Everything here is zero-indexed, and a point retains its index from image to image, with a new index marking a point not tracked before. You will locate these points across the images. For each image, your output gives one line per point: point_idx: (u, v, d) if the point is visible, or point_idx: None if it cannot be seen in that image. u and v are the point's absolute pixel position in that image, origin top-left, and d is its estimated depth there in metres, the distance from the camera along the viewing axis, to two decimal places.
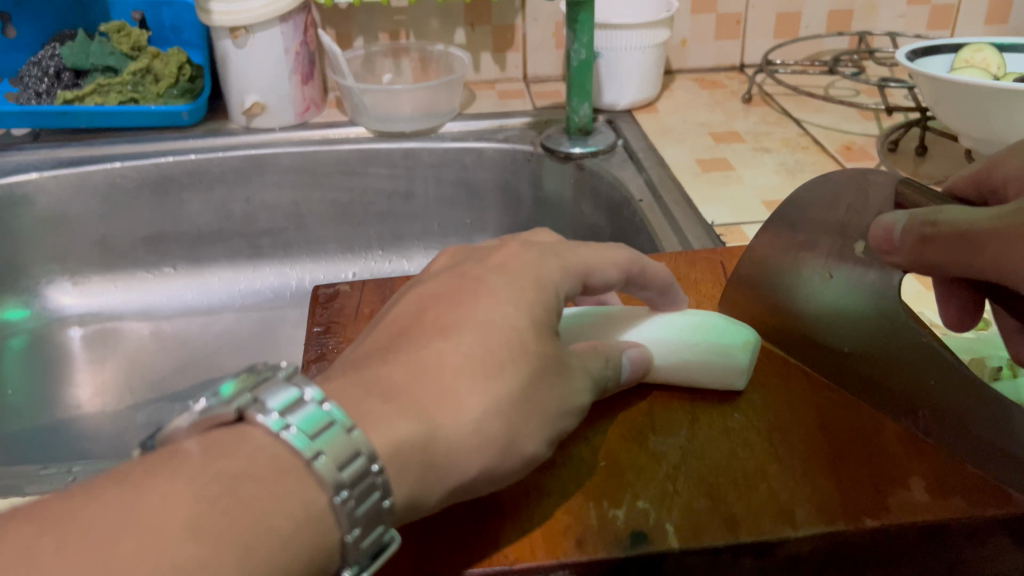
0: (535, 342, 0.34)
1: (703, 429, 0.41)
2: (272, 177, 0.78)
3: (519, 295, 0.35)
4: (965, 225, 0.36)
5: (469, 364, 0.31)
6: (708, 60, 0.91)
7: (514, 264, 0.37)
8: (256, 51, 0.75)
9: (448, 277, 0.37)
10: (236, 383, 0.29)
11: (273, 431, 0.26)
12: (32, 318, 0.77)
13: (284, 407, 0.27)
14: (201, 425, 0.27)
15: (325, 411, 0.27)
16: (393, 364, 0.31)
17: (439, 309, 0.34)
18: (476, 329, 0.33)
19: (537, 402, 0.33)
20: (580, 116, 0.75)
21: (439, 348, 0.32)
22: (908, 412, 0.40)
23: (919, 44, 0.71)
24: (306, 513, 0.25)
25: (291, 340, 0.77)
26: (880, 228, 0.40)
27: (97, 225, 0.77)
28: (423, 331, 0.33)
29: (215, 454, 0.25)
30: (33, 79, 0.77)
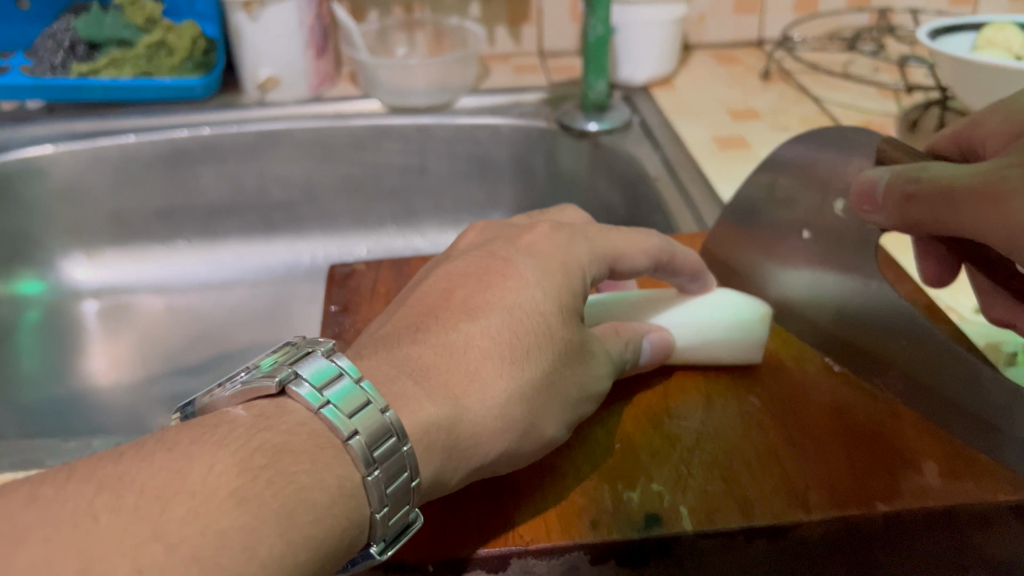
0: (561, 328, 0.36)
1: (718, 412, 0.41)
2: (285, 151, 0.77)
3: (548, 278, 0.37)
4: (942, 181, 0.38)
5: (495, 349, 0.34)
6: (726, 34, 0.90)
7: (543, 245, 0.39)
8: (269, 25, 0.75)
9: (477, 255, 0.39)
10: (275, 358, 0.32)
11: (311, 404, 0.29)
12: (47, 291, 0.77)
13: (322, 383, 0.30)
14: (244, 396, 0.30)
15: (360, 390, 0.30)
16: (422, 345, 0.34)
17: (469, 289, 0.37)
18: (503, 312, 0.35)
19: (559, 386, 0.36)
20: (595, 92, 0.75)
21: (466, 331, 0.34)
22: (880, 370, 0.42)
23: (941, 22, 0.70)
24: (341, 487, 0.28)
25: (303, 315, 0.78)
26: (864, 183, 0.44)
27: (111, 199, 0.77)
28: (453, 310, 0.35)
29: (259, 427, 0.28)
30: (48, 52, 0.77)
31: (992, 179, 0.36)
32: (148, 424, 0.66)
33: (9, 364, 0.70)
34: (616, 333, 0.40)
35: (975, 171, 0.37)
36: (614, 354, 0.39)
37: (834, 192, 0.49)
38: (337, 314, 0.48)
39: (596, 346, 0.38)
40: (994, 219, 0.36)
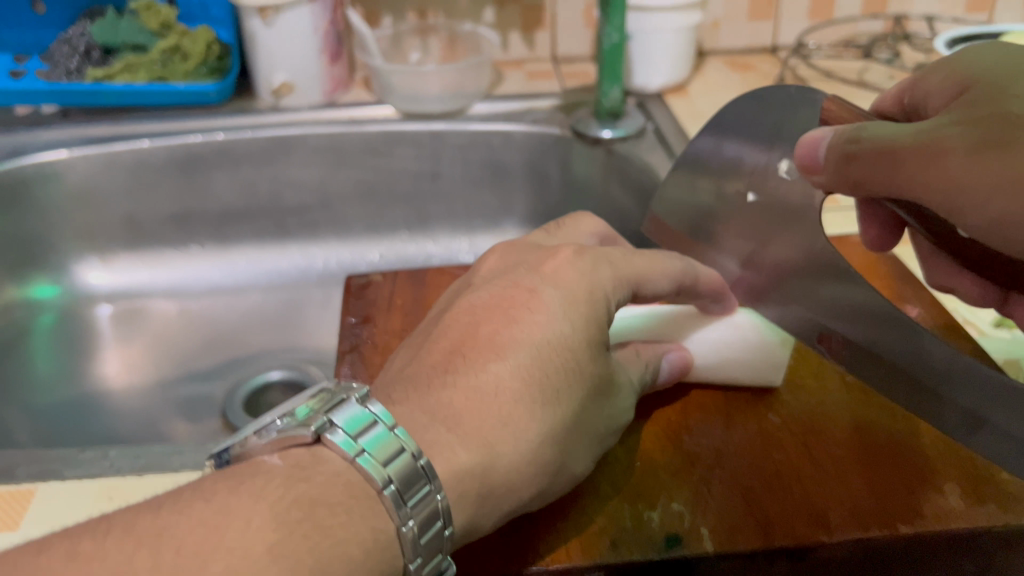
0: (588, 364, 0.37)
1: (738, 429, 0.42)
2: (300, 156, 0.78)
3: (573, 309, 0.37)
4: (888, 143, 0.39)
5: (525, 390, 0.35)
6: (740, 41, 0.90)
7: (566, 273, 0.39)
8: (284, 32, 0.75)
9: (500, 285, 0.40)
10: (310, 405, 0.34)
11: (345, 451, 0.31)
12: (62, 296, 0.77)
13: (357, 431, 0.32)
14: (279, 444, 0.32)
15: (393, 437, 0.32)
16: (453, 390, 0.35)
17: (494, 324, 0.37)
18: (530, 351, 0.36)
19: (588, 423, 0.37)
20: (610, 99, 0.74)
21: (496, 372, 0.35)
22: (821, 337, 0.42)
23: (958, 33, 0.70)
24: (376, 539, 0.30)
25: (317, 322, 0.78)
26: (807, 143, 0.43)
27: (124, 202, 0.77)
28: (480, 350, 0.36)
29: (297, 478, 0.30)
30: (63, 57, 0.77)
31: (938, 139, 0.38)
32: (161, 431, 0.66)
33: (23, 368, 0.71)
34: (636, 355, 0.42)
35: (920, 130, 0.39)
36: (635, 383, 0.40)
37: (775, 155, 0.47)
38: (355, 327, 0.49)
39: (621, 377, 0.39)
40: (935, 177, 0.38)
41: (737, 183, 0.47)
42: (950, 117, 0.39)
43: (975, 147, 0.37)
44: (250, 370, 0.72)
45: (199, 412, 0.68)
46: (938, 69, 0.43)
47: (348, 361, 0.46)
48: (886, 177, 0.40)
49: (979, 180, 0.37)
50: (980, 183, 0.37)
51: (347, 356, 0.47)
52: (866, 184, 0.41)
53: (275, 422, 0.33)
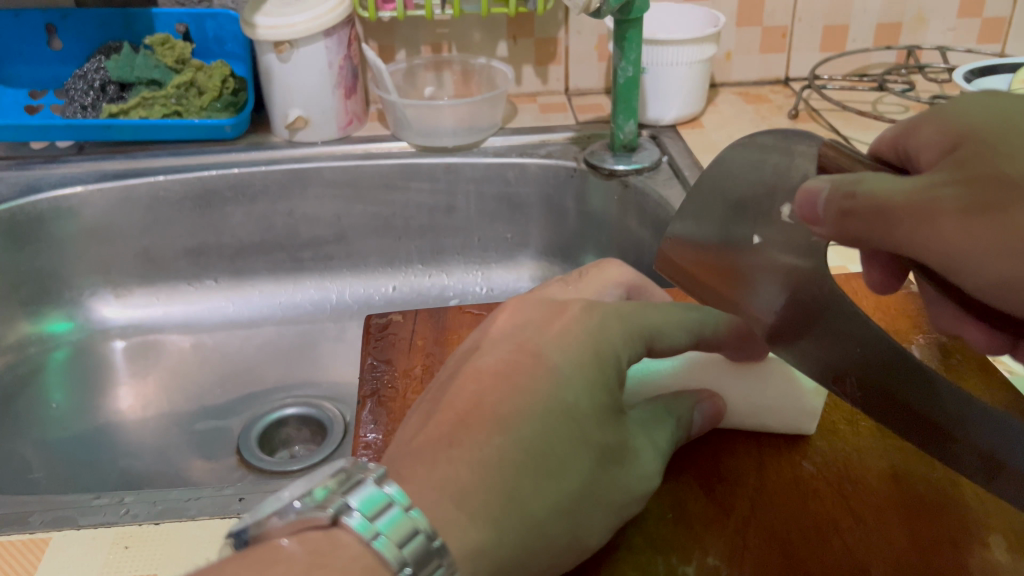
0: (594, 430, 0.36)
1: (772, 478, 0.41)
2: (315, 190, 0.78)
3: (578, 374, 0.37)
4: (885, 199, 0.36)
5: (529, 461, 0.34)
6: (753, 73, 0.90)
7: (573, 329, 0.39)
8: (299, 67, 0.75)
9: (505, 347, 0.39)
10: (324, 484, 0.31)
11: (359, 533, 0.29)
12: (76, 330, 0.77)
13: (371, 511, 0.30)
14: (296, 526, 0.30)
15: (409, 517, 0.30)
16: (458, 461, 0.33)
17: (498, 391, 0.36)
18: (533, 421, 0.35)
19: (601, 493, 0.36)
20: (625, 132, 0.74)
21: (500, 445, 0.34)
22: (836, 378, 0.41)
23: (976, 64, 0.70)
24: None
25: (332, 356, 0.77)
26: (803, 194, 0.39)
27: (140, 237, 0.77)
28: (483, 422, 0.34)
29: (315, 564, 0.28)
30: (78, 92, 0.78)
31: (934, 199, 0.35)
32: (174, 468, 0.65)
33: (38, 405, 0.70)
34: (664, 411, 0.42)
35: (914, 188, 0.36)
36: (661, 445, 0.40)
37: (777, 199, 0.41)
38: (375, 371, 0.49)
39: (638, 442, 0.39)
40: (932, 237, 0.36)
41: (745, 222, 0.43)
42: (943, 175, 0.36)
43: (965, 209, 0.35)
44: (266, 405, 0.72)
45: (216, 450, 0.67)
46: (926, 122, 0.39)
47: (369, 405, 0.46)
48: (885, 229, 0.37)
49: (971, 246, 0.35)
50: (975, 245, 0.35)
51: (369, 399, 0.46)
52: (862, 235, 0.38)
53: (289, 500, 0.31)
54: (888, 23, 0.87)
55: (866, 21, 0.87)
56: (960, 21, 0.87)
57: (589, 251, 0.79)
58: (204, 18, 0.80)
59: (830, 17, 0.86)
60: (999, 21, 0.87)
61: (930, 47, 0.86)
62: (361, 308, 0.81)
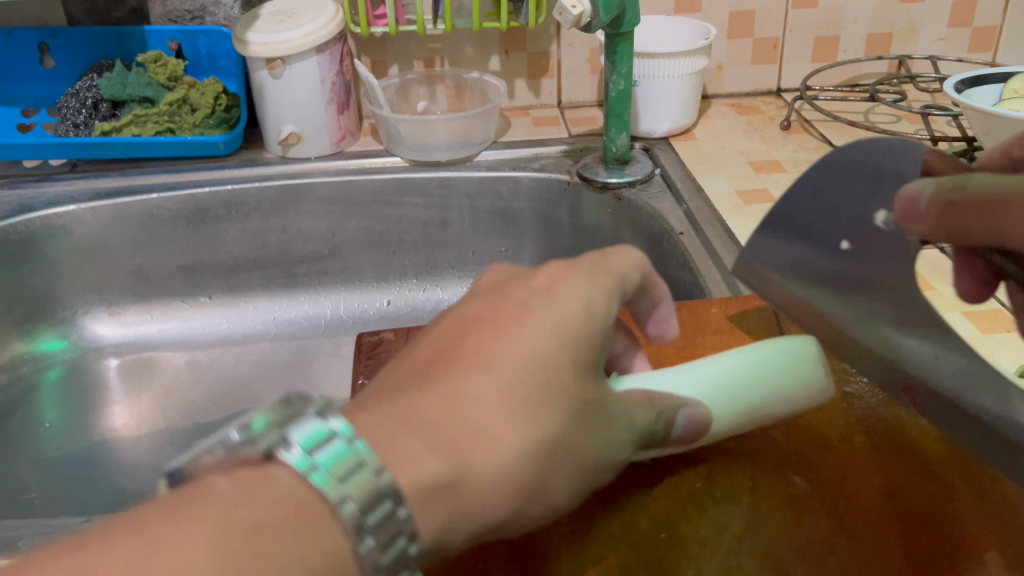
0: (575, 386, 0.32)
1: (765, 496, 0.41)
2: (308, 207, 0.78)
3: (563, 328, 0.33)
4: (993, 195, 0.37)
5: (507, 401, 0.30)
6: (744, 84, 0.90)
7: (560, 287, 0.35)
8: (292, 83, 0.75)
9: (488, 299, 0.35)
10: (266, 416, 0.27)
11: (296, 469, 0.25)
12: (69, 349, 0.76)
13: (308, 443, 0.25)
14: (226, 462, 0.26)
15: (352, 452, 0.25)
16: (426, 395, 0.29)
17: (482, 335, 0.33)
18: (513, 365, 0.31)
19: (573, 447, 0.32)
20: (617, 145, 0.74)
21: (478, 381, 0.30)
22: (906, 388, 0.43)
23: (966, 74, 0.70)
24: (329, 563, 0.23)
25: (327, 373, 0.76)
26: (904, 197, 0.41)
27: (133, 255, 0.77)
28: (462, 360, 0.31)
29: (235, 501, 0.23)
30: (71, 111, 0.78)
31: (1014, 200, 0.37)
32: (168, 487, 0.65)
33: (32, 426, 0.70)
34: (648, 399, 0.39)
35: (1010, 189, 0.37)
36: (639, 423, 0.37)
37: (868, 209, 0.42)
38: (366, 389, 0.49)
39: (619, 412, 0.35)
40: None
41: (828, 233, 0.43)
42: None
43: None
44: None
45: None
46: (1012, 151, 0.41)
47: None
48: (981, 226, 0.39)
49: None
50: None
51: None
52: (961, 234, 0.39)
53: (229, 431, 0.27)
54: (879, 34, 0.87)
55: (856, 31, 0.87)
56: (950, 30, 0.87)
57: None
58: (197, 36, 0.80)
59: (821, 28, 0.86)
60: (990, 30, 0.88)
61: (920, 56, 0.87)
62: (354, 324, 0.81)
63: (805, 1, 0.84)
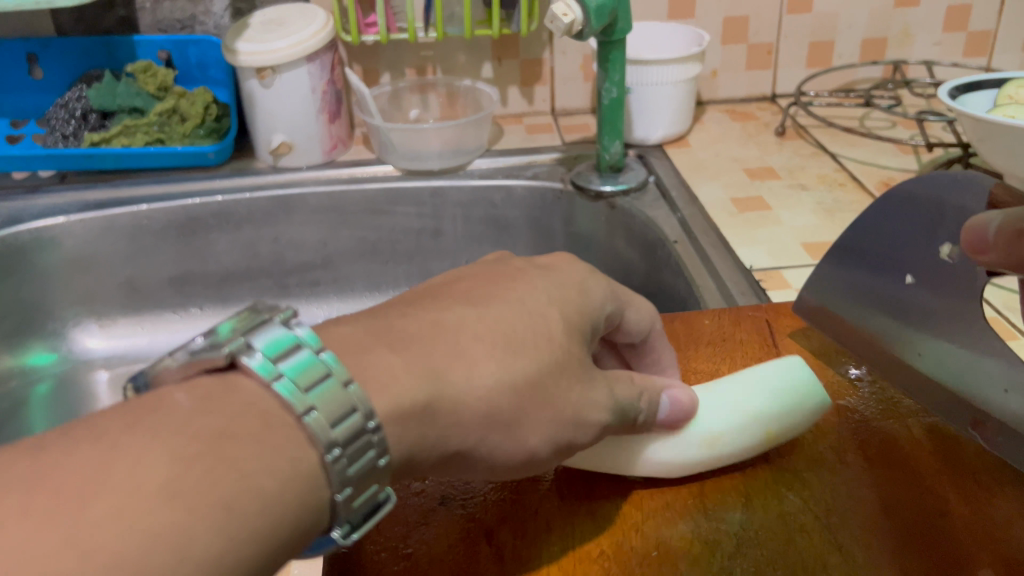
0: (561, 335, 0.34)
1: (758, 512, 0.40)
2: (300, 217, 0.77)
3: (557, 291, 0.36)
4: None
5: (488, 334, 0.32)
6: (739, 90, 0.89)
7: (560, 268, 0.38)
8: (282, 93, 0.75)
9: (484, 266, 0.37)
10: (232, 322, 0.28)
11: (261, 377, 0.25)
12: (59, 363, 0.76)
13: (275, 353, 0.26)
14: (189, 368, 0.27)
15: (320, 362, 0.26)
16: (414, 318, 0.31)
17: (479, 286, 0.35)
18: (503, 309, 0.33)
19: (552, 395, 0.33)
20: (611, 153, 0.74)
21: (461, 313, 0.32)
22: (975, 422, 0.43)
23: (962, 80, 0.69)
24: (294, 471, 0.24)
25: None
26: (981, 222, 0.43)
27: (124, 267, 0.76)
28: (451, 298, 0.33)
29: (202, 409, 0.24)
30: (60, 122, 0.77)
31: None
32: None
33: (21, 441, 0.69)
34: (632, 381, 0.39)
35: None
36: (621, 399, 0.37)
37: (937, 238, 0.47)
38: None
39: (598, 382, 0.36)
40: None
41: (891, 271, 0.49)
42: None
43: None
44: None
45: None
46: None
47: None
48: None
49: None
50: None
51: None
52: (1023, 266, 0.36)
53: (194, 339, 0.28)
54: (874, 39, 0.87)
55: (851, 36, 0.87)
56: (945, 35, 0.87)
57: None
58: (187, 45, 0.80)
59: (816, 33, 0.86)
60: (985, 34, 0.87)
61: (915, 61, 0.86)
62: None
63: (799, 6, 0.84)
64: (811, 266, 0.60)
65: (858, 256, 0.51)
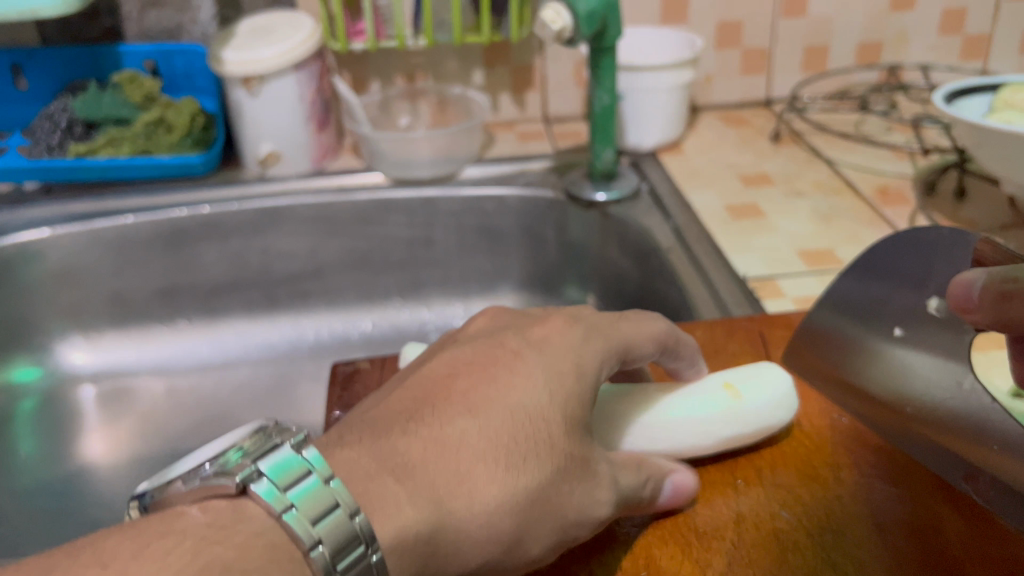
0: (563, 439, 0.33)
1: (749, 533, 0.39)
2: (288, 227, 0.76)
3: (554, 378, 0.35)
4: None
5: (490, 450, 0.32)
6: (733, 95, 0.88)
7: (555, 340, 0.37)
8: (269, 102, 0.74)
9: (483, 343, 0.37)
10: (244, 447, 0.30)
11: (269, 503, 0.27)
12: (44, 378, 0.74)
13: (285, 480, 0.28)
14: (200, 492, 0.29)
15: (327, 489, 0.28)
16: (413, 437, 0.31)
17: (471, 379, 0.34)
18: (503, 414, 0.33)
19: (555, 504, 0.33)
20: (603, 161, 0.73)
21: (463, 426, 0.32)
22: (969, 475, 0.41)
23: (957, 84, 0.68)
24: None
25: (309, 398, 0.74)
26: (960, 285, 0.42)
27: (111, 279, 0.75)
28: (450, 404, 0.33)
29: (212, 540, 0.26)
30: (45, 133, 0.76)
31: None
32: None
33: (6, 456, 0.68)
34: (637, 465, 0.38)
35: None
36: (625, 487, 0.36)
37: (927, 292, 0.47)
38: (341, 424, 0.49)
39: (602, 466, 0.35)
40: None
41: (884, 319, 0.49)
42: None
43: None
44: None
45: None
46: None
47: None
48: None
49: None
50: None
51: None
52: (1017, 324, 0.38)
53: (204, 467, 0.30)
54: (869, 42, 0.86)
55: (845, 40, 0.86)
56: (941, 38, 0.86)
57: (570, 282, 0.77)
58: (173, 54, 0.79)
59: (810, 36, 0.85)
60: (981, 37, 0.86)
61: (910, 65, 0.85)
62: (338, 346, 0.79)
63: (793, 10, 0.83)
64: (807, 275, 0.59)
65: (853, 306, 0.50)
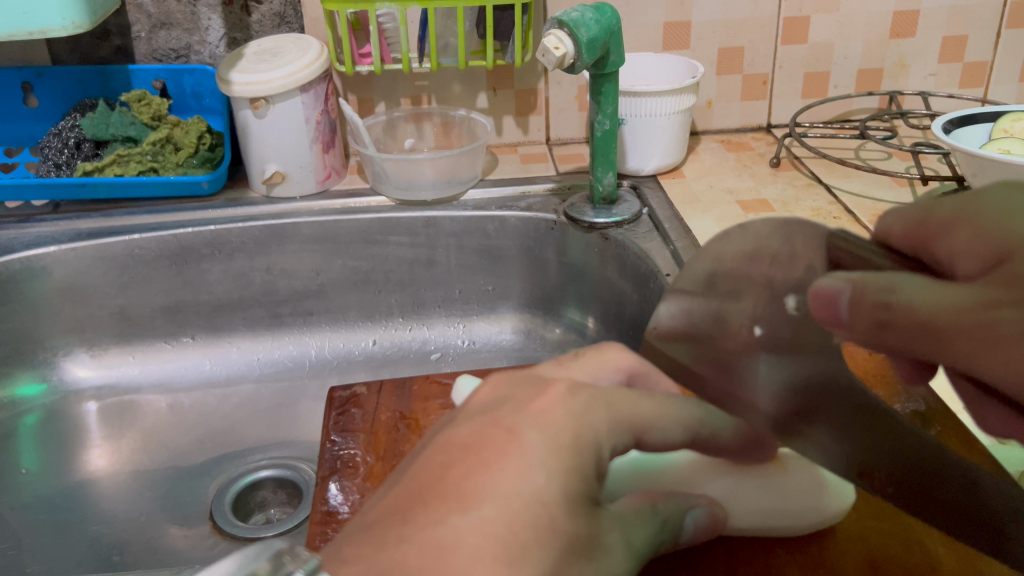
0: (564, 520, 0.31)
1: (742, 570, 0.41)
2: (292, 246, 0.77)
3: (556, 461, 0.32)
4: (929, 317, 0.27)
5: (488, 547, 0.29)
6: (734, 120, 0.89)
7: (554, 413, 0.34)
8: (276, 123, 0.75)
9: (481, 421, 0.34)
10: None
11: None
12: (47, 393, 0.75)
13: None
14: None
15: None
16: (408, 544, 0.29)
17: (464, 468, 0.31)
18: (497, 504, 0.30)
19: None
20: (603, 185, 0.74)
21: (456, 525, 0.29)
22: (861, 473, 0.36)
23: (956, 113, 0.69)
24: None
25: (309, 417, 0.74)
26: (821, 295, 0.31)
27: (115, 296, 0.76)
28: (443, 500, 0.30)
29: None
30: (54, 151, 0.77)
31: (990, 320, 0.26)
32: (147, 538, 0.64)
33: (8, 473, 0.69)
34: (651, 508, 0.37)
35: (972, 300, 0.26)
36: (639, 544, 0.35)
37: (780, 289, 0.34)
38: (337, 448, 0.50)
39: (610, 535, 0.33)
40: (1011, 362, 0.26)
41: (741, 309, 0.36)
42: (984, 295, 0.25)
43: (987, 315, 0.25)
44: (241, 467, 0.70)
45: (189, 516, 0.65)
46: (959, 222, 0.27)
47: (329, 485, 0.46)
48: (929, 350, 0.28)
49: (1021, 354, 0.25)
50: None
51: (330, 479, 0.47)
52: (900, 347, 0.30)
53: None
54: (869, 69, 0.87)
55: (847, 66, 0.86)
56: (941, 66, 0.87)
57: (571, 303, 0.78)
58: (182, 75, 0.80)
59: (811, 63, 0.86)
60: (981, 65, 0.87)
61: (911, 92, 0.86)
62: (338, 363, 0.79)
63: (794, 37, 0.84)
64: None
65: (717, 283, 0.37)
